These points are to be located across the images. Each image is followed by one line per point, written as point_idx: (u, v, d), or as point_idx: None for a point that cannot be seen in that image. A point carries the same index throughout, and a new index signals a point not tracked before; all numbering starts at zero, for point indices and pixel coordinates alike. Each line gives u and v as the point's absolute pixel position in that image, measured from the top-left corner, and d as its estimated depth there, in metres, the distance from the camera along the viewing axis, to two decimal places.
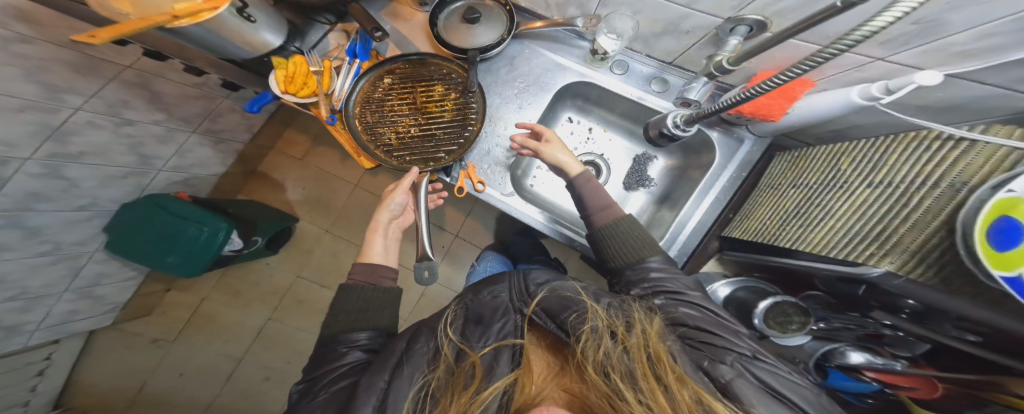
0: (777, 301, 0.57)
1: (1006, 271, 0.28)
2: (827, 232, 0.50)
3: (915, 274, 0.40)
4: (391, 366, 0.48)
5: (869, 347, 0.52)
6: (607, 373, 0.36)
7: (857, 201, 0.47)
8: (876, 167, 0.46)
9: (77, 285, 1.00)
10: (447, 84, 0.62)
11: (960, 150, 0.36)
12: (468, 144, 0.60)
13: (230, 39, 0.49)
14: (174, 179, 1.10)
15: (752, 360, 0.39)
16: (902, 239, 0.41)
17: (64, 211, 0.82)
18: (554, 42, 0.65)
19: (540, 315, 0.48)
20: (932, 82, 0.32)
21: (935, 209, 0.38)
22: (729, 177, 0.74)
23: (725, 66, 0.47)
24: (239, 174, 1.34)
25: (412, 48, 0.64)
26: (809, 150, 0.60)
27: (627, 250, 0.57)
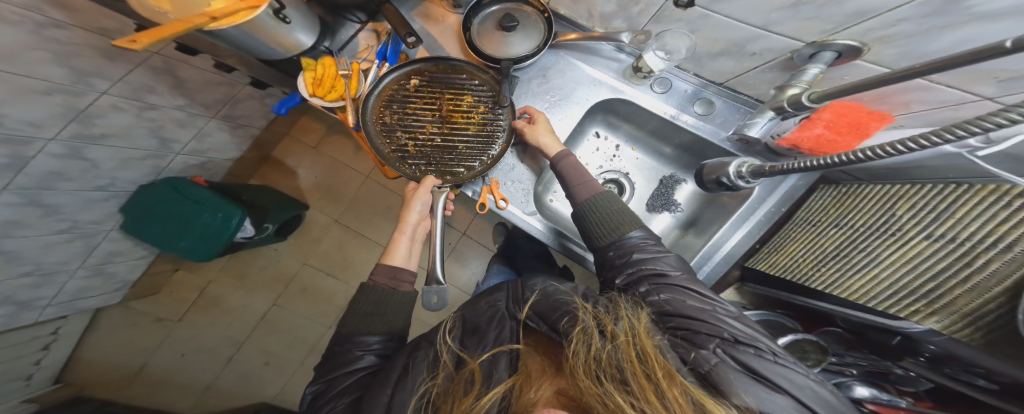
0: (797, 337, 0.58)
1: None
2: (868, 280, 0.49)
3: (968, 338, 0.40)
4: (393, 382, 0.46)
5: (875, 384, 0.55)
6: (598, 375, 0.35)
7: (907, 252, 0.44)
8: (939, 217, 0.41)
9: (90, 263, 0.99)
10: (477, 96, 0.60)
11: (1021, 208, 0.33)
12: (491, 163, 0.58)
13: (265, 41, 0.47)
14: (190, 162, 1.09)
15: (735, 342, 0.39)
16: (956, 300, 0.39)
17: (83, 191, 0.82)
18: (590, 54, 0.61)
19: (534, 320, 0.48)
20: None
21: (1001, 273, 0.35)
22: (767, 211, 0.68)
23: (804, 102, 0.42)
24: (254, 159, 1.34)
25: (442, 54, 0.61)
26: (855, 187, 0.55)
27: (608, 224, 0.55)
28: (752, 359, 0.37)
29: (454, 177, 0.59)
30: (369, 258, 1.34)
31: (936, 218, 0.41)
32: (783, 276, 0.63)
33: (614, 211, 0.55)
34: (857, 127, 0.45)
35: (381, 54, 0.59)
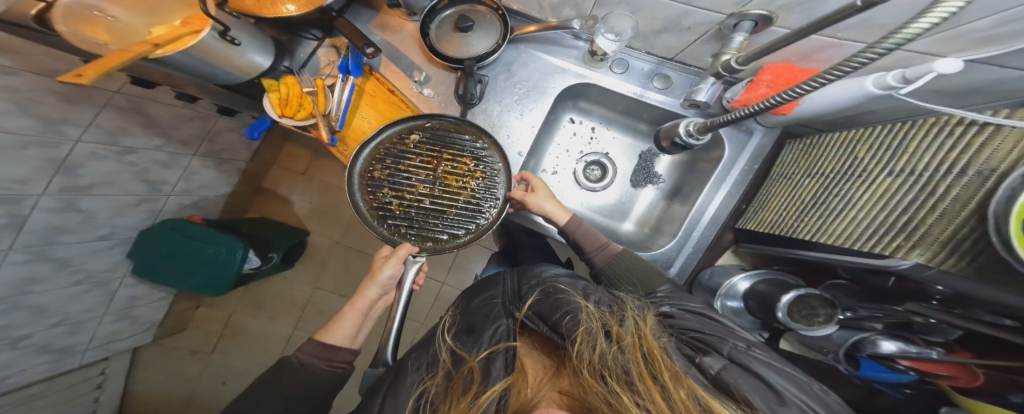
0: (801, 293, 0.54)
1: None
2: (849, 224, 0.47)
3: (952, 268, 0.35)
4: (382, 395, 0.50)
5: (902, 335, 0.49)
6: (603, 375, 0.38)
7: (880, 191, 0.43)
8: (896, 153, 0.43)
9: (114, 308, 1.03)
10: (474, 159, 0.61)
11: (982, 135, 0.33)
12: (476, 236, 0.59)
13: (219, 65, 0.47)
14: (184, 203, 1.12)
15: (748, 349, 0.42)
16: (930, 231, 0.37)
17: (88, 242, 0.85)
18: (549, 44, 0.63)
19: (534, 320, 0.51)
20: (952, 70, 0.28)
21: (963, 198, 0.34)
22: (740, 170, 0.70)
23: (733, 66, 0.45)
24: (246, 192, 1.36)
25: (406, 61, 0.62)
26: (819, 138, 0.57)
27: (636, 282, 0.62)
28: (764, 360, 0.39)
29: (433, 244, 0.60)
30: None
31: (891, 156, 0.43)
32: (767, 233, 0.61)
33: (626, 271, 0.63)
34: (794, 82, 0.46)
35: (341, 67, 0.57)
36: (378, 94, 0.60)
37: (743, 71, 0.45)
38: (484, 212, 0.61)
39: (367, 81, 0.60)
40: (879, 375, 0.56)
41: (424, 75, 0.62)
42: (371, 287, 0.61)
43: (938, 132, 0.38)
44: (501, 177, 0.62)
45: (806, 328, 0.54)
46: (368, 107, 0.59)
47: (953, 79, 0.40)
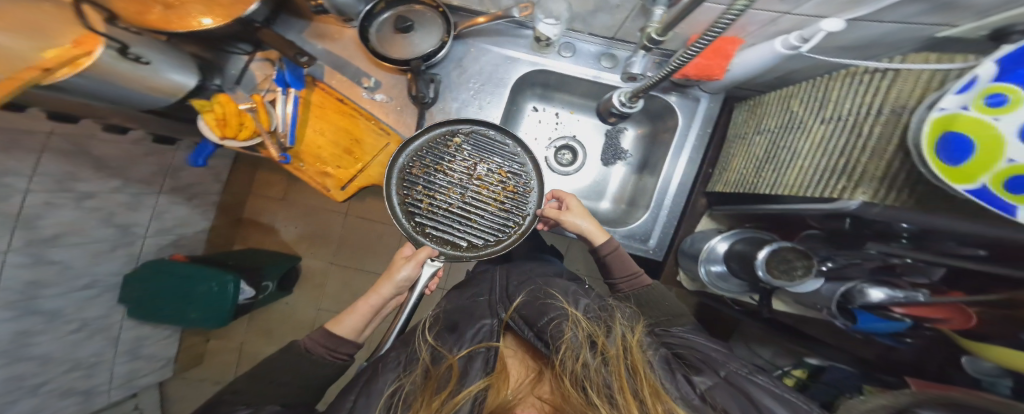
0: (776, 248, 0.55)
1: (970, 184, 0.25)
2: (798, 173, 0.45)
3: (892, 202, 0.35)
4: (358, 389, 0.50)
5: (888, 283, 0.53)
6: (585, 386, 0.43)
7: (817, 138, 0.43)
8: (822, 104, 0.44)
9: (122, 350, 1.02)
10: (510, 170, 0.62)
11: (889, 79, 0.36)
12: (496, 248, 0.59)
13: (128, 86, 0.44)
14: (162, 242, 1.09)
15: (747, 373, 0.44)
16: (866, 169, 0.37)
17: (71, 292, 0.83)
18: (498, 35, 0.63)
19: (518, 323, 0.52)
20: (837, 29, 0.32)
21: (886, 134, 0.35)
22: (697, 135, 0.71)
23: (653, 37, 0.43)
24: (226, 225, 1.33)
25: (351, 69, 0.60)
26: (761, 98, 0.59)
27: (662, 313, 0.64)
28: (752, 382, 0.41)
29: (452, 250, 0.60)
30: None
31: (818, 107, 0.45)
32: (733, 192, 0.61)
33: (649, 300, 0.65)
34: (719, 52, 0.46)
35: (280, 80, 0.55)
36: (327, 105, 0.58)
37: (664, 41, 0.43)
38: (511, 227, 0.61)
39: (312, 92, 0.58)
40: (874, 326, 0.55)
41: (373, 80, 0.61)
42: (387, 285, 0.57)
43: (861, 79, 0.39)
44: (534, 196, 0.62)
45: (789, 284, 0.54)
46: (316, 119, 0.58)
47: (851, 35, 0.40)
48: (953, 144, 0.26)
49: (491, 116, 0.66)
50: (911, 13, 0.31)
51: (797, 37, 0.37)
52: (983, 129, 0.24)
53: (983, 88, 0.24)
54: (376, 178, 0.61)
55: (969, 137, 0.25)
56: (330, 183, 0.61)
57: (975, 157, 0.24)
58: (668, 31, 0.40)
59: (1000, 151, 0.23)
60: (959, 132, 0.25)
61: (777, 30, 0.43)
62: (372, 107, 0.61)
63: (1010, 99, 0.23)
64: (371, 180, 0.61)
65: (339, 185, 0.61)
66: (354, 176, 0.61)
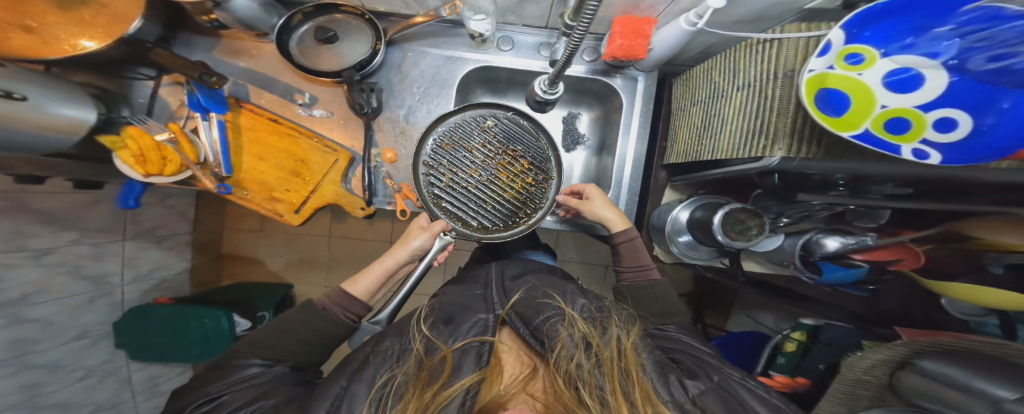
0: (730, 210, 0.55)
1: (853, 130, 0.32)
2: (728, 138, 0.47)
3: (805, 155, 0.38)
4: (352, 370, 0.48)
5: (839, 231, 0.58)
6: (577, 386, 0.42)
7: (736, 105, 0.45)
8: (734, 71, 0.46)
9: (140, 389, 1.05)
10: (533, 160, 0.66)
11: (775, 47, 0.39)
12: (504, 231, 0.62)
13: (21, 129, 0.37)
14: (144, 287, 1.06)
15: (741, 379, 0.46)
16: (776, 126, 0.39)
17: (62, 345, 0.83)
18: (434, 37, 0.63)
19: (515, 321, 0.51)
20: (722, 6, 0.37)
21: (785, 94, 0.38)
22: (641, 112, 0.70)
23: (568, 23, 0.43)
24: (208, 262, 1.29)
25: (280, 85, 0.60)
26: (692, 72, 0.60)
27: (658, 311, 0.63)
28: (747, 395, 0.43)
29: (463, 227, 0.63)
30: None
31: (729, 75, 0.47)
32: (685, 161, 0.61)
33: (652, 297, 0.64)
34: (639, 32, 0.49)
35: (197, 105, 0.53)
36: (259, 127, 0.57)
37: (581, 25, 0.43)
38: (522, 215, 0.65)
39: (239, 115, 0.57)
40: (837, 276, 0.60)
41: (307, 95, 0.61)
42: (401, 249, 0.61)
43: (756, 49, 0.42)
44: (551, 190, 0.66)
45: (748, 244, 0.54)
46: (250, 144, 0.57)
47: (739, 11, 0.46)
48: (833, 98, 0.32)
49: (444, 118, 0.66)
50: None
51: (693, 14, 0.41)
52: (855, 82, 0.31)
53: (839, 51, 0.32)
54: (330, 197, 0.61)
55: (848, 90, 0.31)
56: (281, 208, 0.60)
57: (852, 111, 0.31)
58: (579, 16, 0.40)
59: (872, 98, 0.30)
60: (834, 87, 0.32)
61: (682, 7, 0.46)
62: (314, 123, 0.61)
63: (864, 59, 0.31)
64: (325, 200, 0.61)
65: (292, 209, 0.60)
66: (306, 199, 0.60)
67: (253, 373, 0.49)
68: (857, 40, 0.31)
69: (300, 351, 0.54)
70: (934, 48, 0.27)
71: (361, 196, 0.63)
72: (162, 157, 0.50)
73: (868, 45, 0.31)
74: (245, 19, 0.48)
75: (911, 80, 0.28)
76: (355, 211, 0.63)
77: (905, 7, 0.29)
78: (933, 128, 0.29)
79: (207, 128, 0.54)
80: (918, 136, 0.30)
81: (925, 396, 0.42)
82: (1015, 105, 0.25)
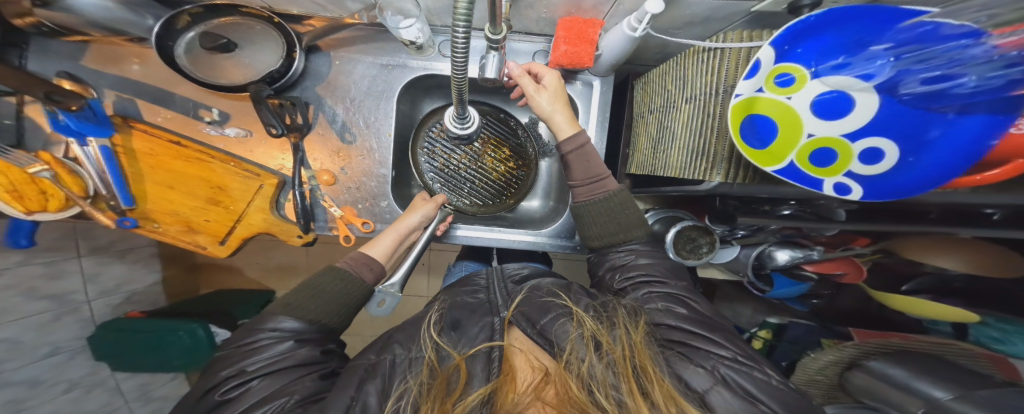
0: (682, 229, 0.56)
1: (776, 164, 0.28)
2: (678, 155, 0.43)
3: (742, 180, 0.35)
4: (359, 380, 0.39)
5: (791, 243, 0.63)
6: (591, 388, 0.34)
7: (684, 119, 0.41)
8: (682, 82, 0.42)
9: (133, 395, 0.95)
10: (515, 148, 0.74)
11: (717, 58, 0.35)
12: (493, 207, 0.74)
13: None
14: (113, 302, 0.92)
15: (734, 362, 0.37)
16: (714, 148, 0.36)
17: (32, 364, 0.75)
18: (365, 42, 0.57)
19: (521, 321, 0.44)
20: (660, 10, 0.31)
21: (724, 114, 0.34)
22: (598, 120, 0.64)
23: (492, 38, 0.37)
24: (184, 271, 1.14)
25: (178, 101, 0.53)
26: (647, 78, 0.55)
27: (612, 229, 0.51)
28: (746, 381, 0.35)
29: (458, 202, 0.73)
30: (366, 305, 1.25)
31: (679, 85, 0.43)
32: (644, 173, 0.57)
33: (607, 211, 0.50)
34: (583, 37, 0.43)
35: (66, 130, 0.45)
36: (160, 151, 0.51)
37: (505, 39, 0.38)
38: (506, 196, 0.75)
39: (131, 138, 0.50)
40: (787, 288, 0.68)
41: (216, 112, 0.54)
42: (412, 214, 0.59)
43: (701, 58, 0.38)
44: (529, 174, 0.76)
45: (699, 261, 0.57)
46: (152, 171, 0.52)
47: (687, 12, 0.38)
48: (761, 125, 0.27)
49: (386, 132, 0.60)
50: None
51: (633, 20, 0.35)
52: (781, 109, 0.26)
53: (768, 71, 0.27)
54: (259, 225, 0.56)
55: (775, 116, 0.26)
56: (203, 240, 0.55)
57: (778, 141, 0.27)
58: (500, 26, 0.35)
59: (799, 125, 0.25)
60: (762, 114, 0.27)
61: (627, 8, 0.40)
62: (228, 144, 0.55)
63: (795, 79, 0.25)
64: (252, 229, 0.56)
65: (216, 241, 0.56)
66: (232, 228, 0.55)
67: (284, 350, 0.40)
68: (788, 57, 0.26)
69: (334, 312, 0.46)
70: (869, 69, 0.22)
71: (296, 222, 0.58)
72: (41, 191, 0.47)
73: (798, 64, 0.25)
74: (105, 22, 0.41)
75: (839, 103, 0.23)
76: (290, 239, 0.58)
77: (840, 21, 0.25)
78: (859, 159, 0.24)
79: (89, 155, 0.48)
80: (843, 168, 0.25)
81: (866, 393, 0.53)
82: (948, 132, 0.20)
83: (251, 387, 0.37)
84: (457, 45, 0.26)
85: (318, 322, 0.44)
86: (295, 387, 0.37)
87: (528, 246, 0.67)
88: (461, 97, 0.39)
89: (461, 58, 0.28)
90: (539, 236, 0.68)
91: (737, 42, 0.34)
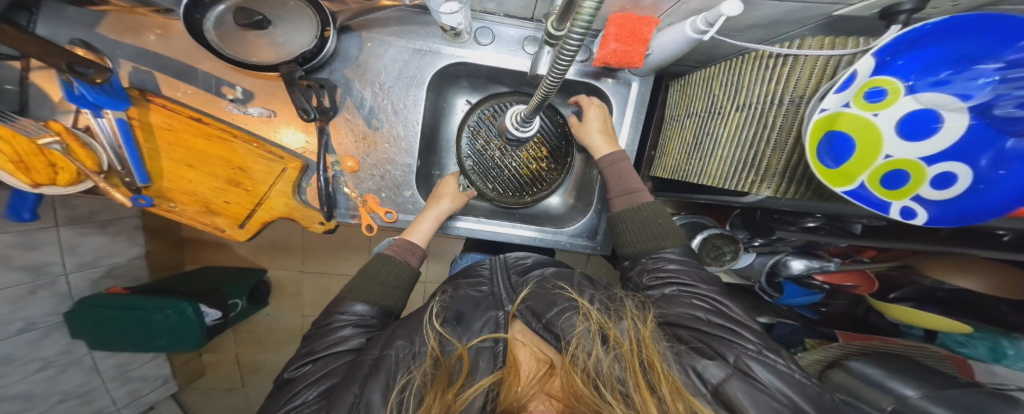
0: (707, 237, 0.59)
1: (848, 184, 0.28)
2: (719, 163, 0.43)
3: (792, 196, 0.35)
4: (365, 376, 0.38)
5: (808, 254, 0.64)
6: (597, 382, 0.34)
7: (733, 127, 0.41)
8: (737, 88, 0.41)
9: (110, 376, 0.95)
10: (554, 150, 0.73)
11: (788, 66, 0.34)
12: (517, 200, 0.72)
13: None
14: (91, 276, 0.89)
15: (757, 353, 0.37)
16: (769, 162, 0.36)
17: (7, 339, 0.73)
18: (398, 24, 0.54)
19: (526, 315, 0.43)
20: (737, 13, 0.28)
21: (787, 127, 0.34)
22: (632, 120, 0.64)
23: (553, 34, 0.34)
24: (169, 245, 1.10)
25: (199, 76, 0.50)
26: (690, 78, 0.54)
27: (645, 235, 0.51)
28: (771, 376, 0.35)
29: (483, 188, 0.71)
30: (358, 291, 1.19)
31: (733, 90, 0.41)
32: (672, 178, 0.58)
33: (642, 218, 0.51)
34: (636, 36, 0.41)
35: (81, 101, 0.41)
36: (178, 127, 0.48)
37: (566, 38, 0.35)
38: (526, 192, 0.72)
39: (148, 112, 0.47)
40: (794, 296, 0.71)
41: (240, 90, 0.52)
42: (442, 201, 0.59)
43: (765, 64, 0.36)
44: (558, 178, 0.73)
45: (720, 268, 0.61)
46: (170, 148, 0.49)
47: (755, 15, 0.35)
48: (838, 142, 0.28)
49: (414, 120, 0.58)
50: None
51: (703, 21, 0.32)
52: (864, 125, 0.26)
53: (861, 84, 0.26)
54: (280, 210, 0.54)
55: (855, 132, 0.26)
56: (222, 223, 0.54)
57: (856, 160, 0.27)
58: (565, 23, 0.32)
59: (878, 144, 0.26)
60: (842, 130, 0.27)
61: (691, 8, 0.37)
62: (250, 123, 0.53)
63: (886, 92, 0.25)
64: (274, 214, 0.54)
65: (236, 224, 0.54)
66: (252, 211, 0.53)
67: (344, 335, 0.43)
68: (885, 70, 0.25)
69: (389, 295, 0.48)
70: (968, 89, 0.22)
71: (318, 208, 0.56)
72: (50, 163, 0.42)
73: (893, 76, 0.25)
74: None
75: (928, 122, 0.24)
76: (311, 226, 0.56)
77: (950, 32, 0.23)
78: (931, 183, 0.25)
79: (104, 128, 0.45)
80: (912, 191, 0.26)
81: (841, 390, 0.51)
82: (1016, 172, 0.21)
83: (303, 372, 0.41)
84: (561, 58, 0.25)
85: (381, 305, 0.47)
86: (326, 379, 0.39)
87: (547, 243, 0.67)
88: (543, 102, 0.37)
89: (563, 68, 0.27)
90: (560, 235, 0.68)
91: (815, 49, 0.31)
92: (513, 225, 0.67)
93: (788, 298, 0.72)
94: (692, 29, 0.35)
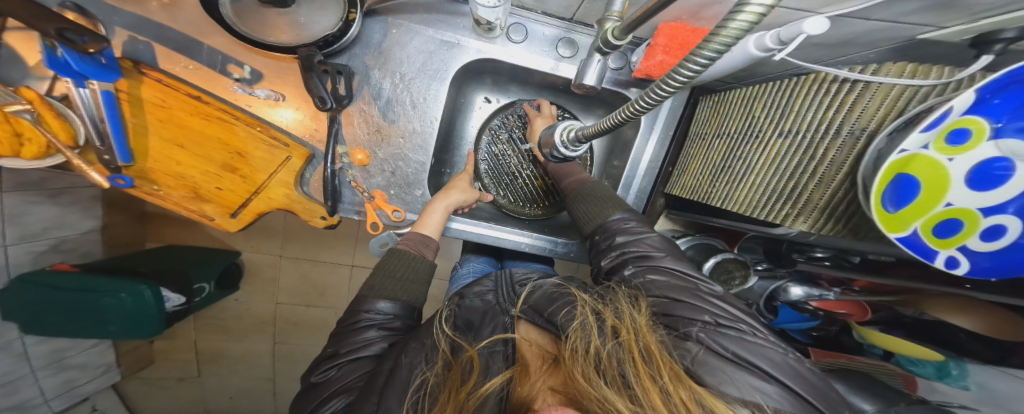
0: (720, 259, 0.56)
1: (899, 231, 0.27)
2: (750, 189, 0.43)
3: (829, 232, 0.35)
4: (381, 388, 0.34)
5: (809, 282, 0.61)
6: (592, 373, 0.29)
7: (772, 153, 0.40)
8: (784, 114, 0.39)
9: (41, 363, 0.85)
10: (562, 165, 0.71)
11: (854, 93, 0.31)
12: (517, 207, 0.70)
13: None
14: (33, 251, 0.79)
15: (715, 326, 0.32)
16: (812, 195, 0.35)
17: None
18: (427, 12, 0.50)
19: (529, 314, 0.39)
20: (818, 33, 0.26)
21: (839, 160, 0.32)
22: (658, 138, 0.68)
23: (612, 41, 0.32)
24: (130, 221, 1.01)
25: (204, 49, 0.45)
26: (725, 95, 0.53)
27: (594, 211, 0.51)
28: (744, 350, 0.30)
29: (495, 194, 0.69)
30: (342, 282, 1.15)
31: (781, 115, 0.40)
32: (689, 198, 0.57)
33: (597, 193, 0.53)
34: (685, 47, 0.40)
35: (64, 69, 0.35)
36: (173, 104, 0.43)
37: (624, 48, 0.33)
38: (537, 204, 0.71)
39: (139, 86, 0.41)
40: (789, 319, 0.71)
41: (248, 69, 0.47)
42: (454, 192, 0.57)
43: (823, 89, 0.35)
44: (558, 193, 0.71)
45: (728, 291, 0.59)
46: (160, 125, 0.43)
47: (827, 34, 0.35)
48: (904, 186, 0.26)
49: (433, 116, 0.55)
50: (902, 10, 0.27)
51: (773, 38, 0.31)
52: (937, 172, 0.24)
53: (948, 122, 0.23)
54: (279, 201, 0.49)
55: (924, 177, 0.25)
56: (211, 210, 0.49)
57: (912, 205, 0.26)
58: (629, 34, 0.30)
59: (944, 190, 0.24)
60: (911, 173, 0.25)
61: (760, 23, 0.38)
62: (255, 106, 0.48)
63: (969, 132, 0.22)
64: (271, 204, 0.49)
65: (227, 213, 0.49)
66: (248, 200, 0.49)
67: (370, 338, 0.40)
68: (977, 109, 0.22)
69: (410, 291, 0.46)
70: None
71: (322, 202, 0.52)
72: (15, 133, 0.37)
73: (982, 116, 0.21)
74: None
75: (998, 177, 0.21)
76: (313, 220, 0.52)
77: None
78: (980, 234, 0.24)
79: (85, 99, 0.39)
80: (959, 241, 0.25)
81: None
82: None
83: (330, 376, 0.38)
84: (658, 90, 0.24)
85: (409, 304, 0.45)
86: (352, 388, 0.36)
87: (552, 253, 0.65)
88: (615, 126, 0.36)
89: (657, 99, 0.25)
90: (567, 246, 0.66)
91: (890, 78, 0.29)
92: (515, 232, 0.65)
93: (783, 321, 0.71)
94: (757, 46, 0.33)
